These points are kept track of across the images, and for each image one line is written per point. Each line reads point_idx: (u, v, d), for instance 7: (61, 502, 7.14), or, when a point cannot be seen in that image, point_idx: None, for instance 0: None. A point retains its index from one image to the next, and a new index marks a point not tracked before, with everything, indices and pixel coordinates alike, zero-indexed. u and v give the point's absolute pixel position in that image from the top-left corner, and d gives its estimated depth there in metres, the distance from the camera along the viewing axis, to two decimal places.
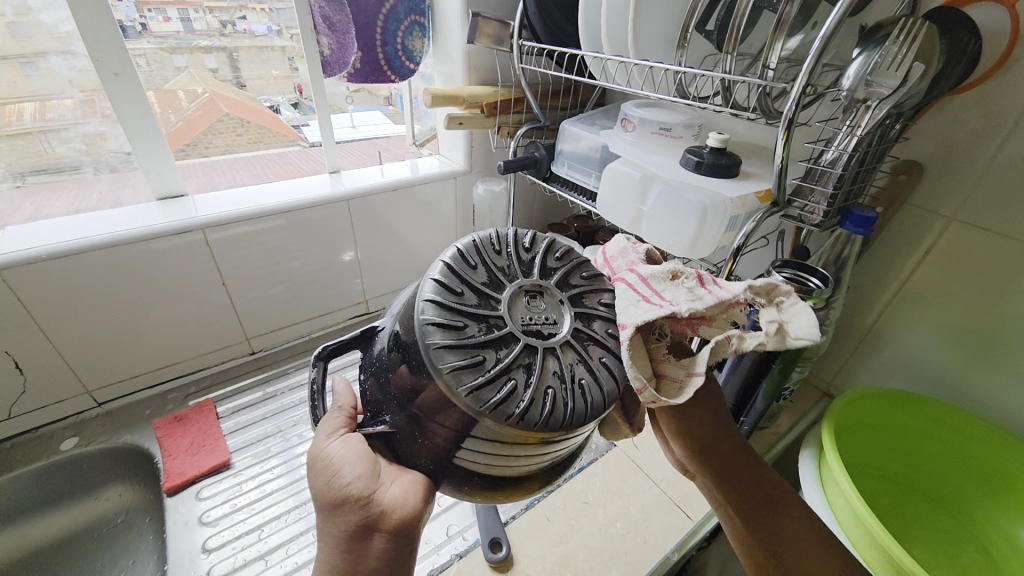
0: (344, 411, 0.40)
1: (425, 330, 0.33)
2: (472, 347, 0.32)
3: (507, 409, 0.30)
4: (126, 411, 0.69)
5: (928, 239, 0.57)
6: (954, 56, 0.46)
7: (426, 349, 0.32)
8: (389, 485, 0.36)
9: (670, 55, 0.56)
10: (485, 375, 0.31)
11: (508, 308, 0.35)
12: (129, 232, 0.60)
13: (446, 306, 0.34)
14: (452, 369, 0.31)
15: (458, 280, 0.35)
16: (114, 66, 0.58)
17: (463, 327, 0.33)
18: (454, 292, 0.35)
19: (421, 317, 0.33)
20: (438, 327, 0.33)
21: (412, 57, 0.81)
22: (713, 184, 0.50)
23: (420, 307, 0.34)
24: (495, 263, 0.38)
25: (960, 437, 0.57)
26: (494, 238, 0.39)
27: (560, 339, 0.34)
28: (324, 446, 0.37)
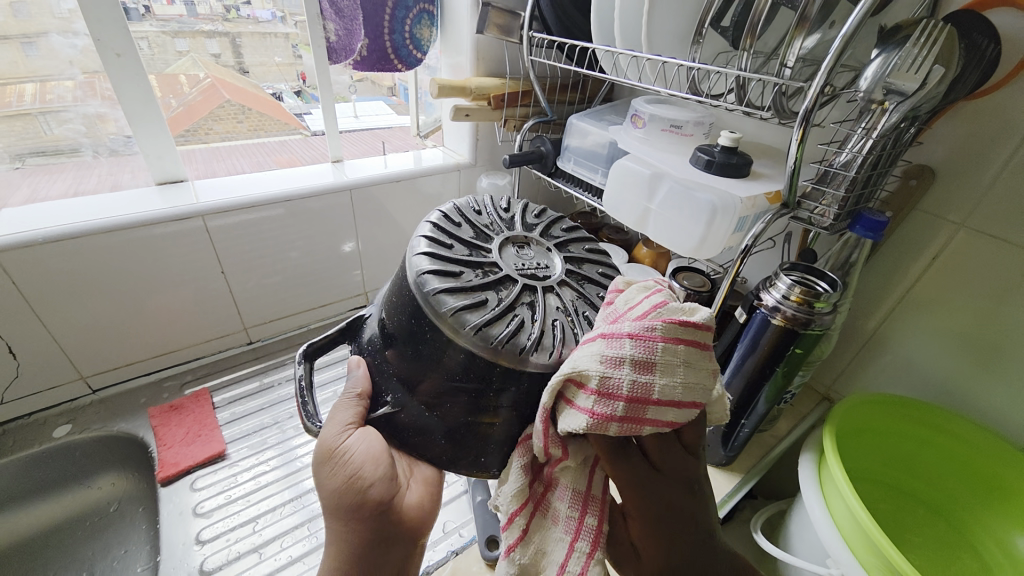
0: (356, 397, 0.39)
1: (424, 279, 0.34)
2: (471, 291, 0.33)
3: (518, 343, 0.31)
4: (121, 399, 0.68)
5: (936, 243, 0.56)
6: (972, 62, 0.45)
7: (427, 296, 0.33)
8: (407, 487, 0.38)
9: (683, 52, 0.55)
10: (489, 314, 0.32)
11: (497, 255, 0.37)
12: (127, 218, 0.59)
13: (439, 256, 0.35)
14: (456, 311, 0.32)
15: (446, 237, 0.37)
16: (116, 46, 0.57)
17: (460, 273, 0.34)
18: (445, 245, 0.36)
19: (416, 269, 0.34)
20: (437, 275, 0.34)
21: (419, 47, 0.80)
22: (724, 184, 0.49)
23: (414, 258, 0.35)
24: (479, 222, 0.40)
25: (959, 444, 0.56)
26: (473, 203, 0.42)
27: (554, 279, 0.36)
28: (341, 440, 0.37)
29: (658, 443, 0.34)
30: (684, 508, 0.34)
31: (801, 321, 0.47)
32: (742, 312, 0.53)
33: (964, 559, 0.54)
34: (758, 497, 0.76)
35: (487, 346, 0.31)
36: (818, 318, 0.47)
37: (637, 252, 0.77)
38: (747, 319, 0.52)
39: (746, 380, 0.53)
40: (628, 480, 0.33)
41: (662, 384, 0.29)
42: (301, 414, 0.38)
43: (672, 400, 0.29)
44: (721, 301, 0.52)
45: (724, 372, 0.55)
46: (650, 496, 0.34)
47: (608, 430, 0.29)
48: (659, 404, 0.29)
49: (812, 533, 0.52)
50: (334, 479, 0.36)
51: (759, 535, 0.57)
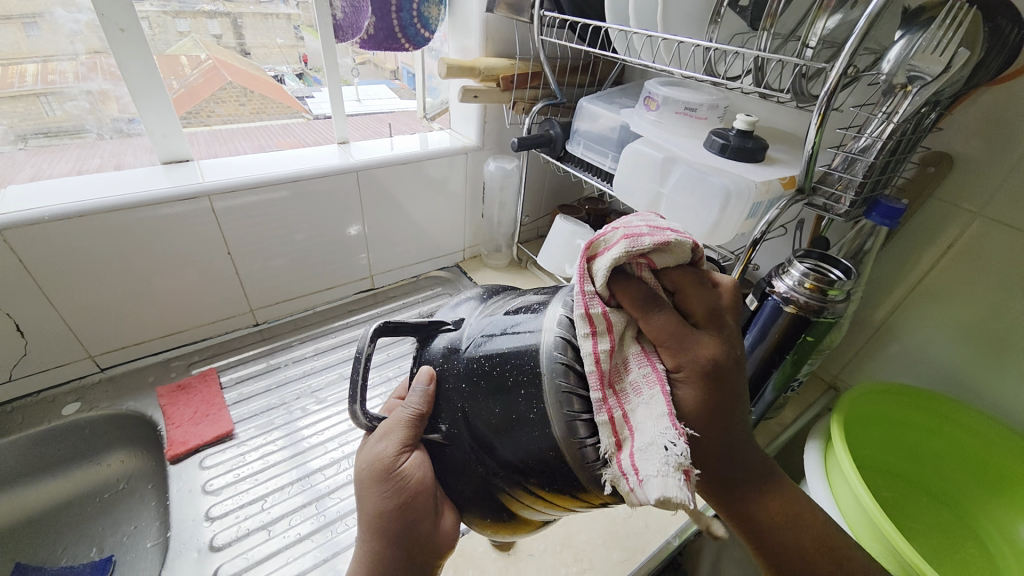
0: (417, 418, 0.34)
1: (556, 368, 0.28)
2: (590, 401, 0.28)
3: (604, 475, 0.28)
4: (129, 378, 0.69)
5: (950, 232, 0.55)
6: (995, 47, 0.43)
7: (550, 388, 0.28)
8: (444, 514, 0.35)
9: (699, 32, 0.53)
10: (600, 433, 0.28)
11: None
12: (133, 197, 0.58)
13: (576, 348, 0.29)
14: (568, 420, 0.28)
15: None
16: (120, 21, 0.56)
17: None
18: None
19: (551, 352, 0.29)
20: (568, 370, 0.28)
21: (427, 25, 0.77)
22: (737, 168, 0.48)
23: (552, 335, 0.30)
24: None
25: (964, 433, 0.56)
26: None
27: None
28: (396, 464, 0.33)
29: (702, 304, 0.31)
30: (735, 369, 0.30)
31: (814, 309, 0.47)
32: (752, 300, 0.52)
33: (966, 547, 0.55)
34: None
35: (581, 459, 0.28)
36: (830, 306, 0.47)
37: None
38: (758, 307, 0.51)
39: (752, 370, 0.53)
40: (677, 331, 0.29)
41: (671, 227, 0.31)
42: (351, 396, 0.35)
43: (681, 233, 0.31)
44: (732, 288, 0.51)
45: None
46: (701, 352, 0.29)
47: (645, 242, 0.28)
48: (677, 233, 0.30)
49: None
50: (384, 501, 0.33)
51: None
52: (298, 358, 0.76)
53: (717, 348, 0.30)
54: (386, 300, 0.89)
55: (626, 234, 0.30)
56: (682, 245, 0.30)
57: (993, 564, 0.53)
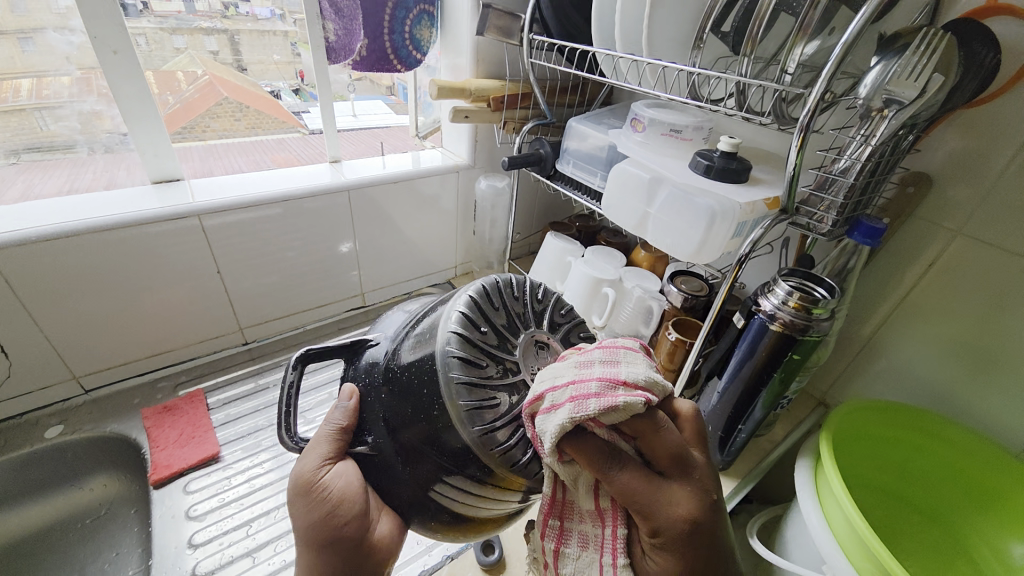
0: (340, 431, 0.36)
1: (448, 364, 0.31)
2: (487, 389, 0.31)
3: (512, 457, 0.30)
4: (114, 399, 0.68)
5: (932, 250, 0.56)
6: (971, 70, 0.45)
7: (446, 382, 0.31)
8: (379, 521, 0.35)
9: (683, 56, 0.55)
10: (498, 419, 0.30)
11: (523, 353, 0.33)
12: (123, 217, 0.58)
13: (470, 341, 0.32)
14: (467, 410, 0.30)
15: (480, 315, 0.34)
16: (113, 43, 0.56)
17: (482, 367, 0.31)
18: (478, 328, 0.33)
19: (444, 349, 0.31)
20: (461, 363, 0.31)
21: (419, 47, 0.80)
22: (722, 189, 0.48)
23: (444, 334, 0.32)
24: (511, 308, 0.36)
25: (953, 451, 0.57)
26: (512, 282, 0.37)
27: None
28: (318, 477, 0.34)
29: (669, 453, 0.30)
30: (703, 521, 0.30)
31: (799, 327, 0.47)
32: (740, 317, 0.53)
33: (960, 566, 0.55)
34: (754, 502, 0.76)
35: (484, 445, 0.30)
36: (815, 324, 0.47)
37: (635, 255, 0.77)
38: (745, 325, 0.52)
39: (740, 386, 0.54)
40: (637, 498, 0.28)
41: (630, 371, 0.28)
42: (280, 424, 0.38)
43: (640, 383, 0.27)
44: (719, 306, 0.52)
45: (722, 377, 0.56)
46: (672, 517, 0.29)
47: (589, 408, 0.26)
48: (633, 387, 0.27)
49: (808, 540, 0.52)
50: (310, 517, 0.33)
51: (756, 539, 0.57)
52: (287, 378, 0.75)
53: (686, 501, 0.30)
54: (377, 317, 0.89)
55: (575, 392, 0.27)
56: (638, 406, 0.26)
57: None
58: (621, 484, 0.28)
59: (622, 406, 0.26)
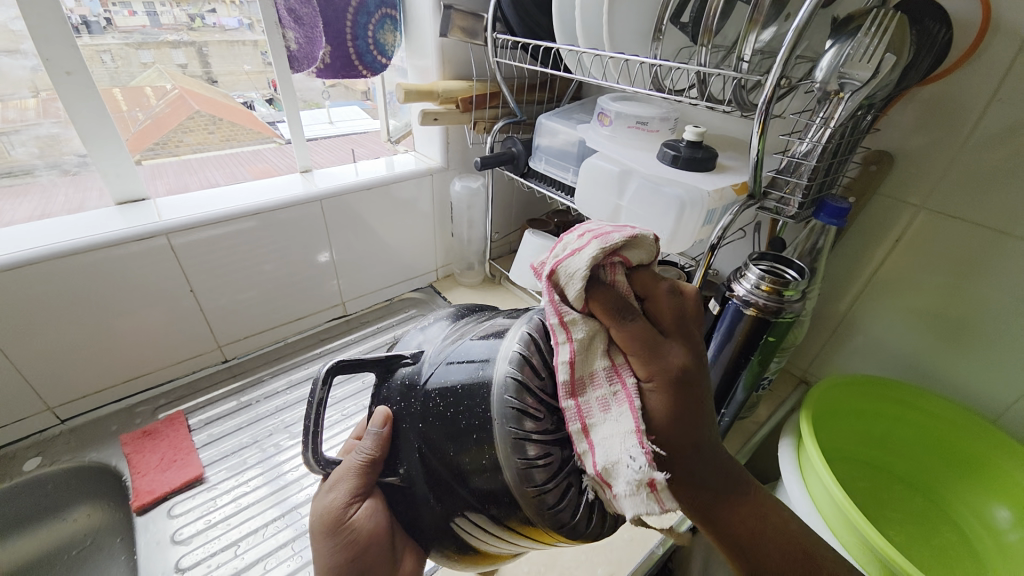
0: (368, 467, 0.36)
1: (507, 417, 0.29)
2: (542, 444, 0.28)
3: (560, 519, 0.28)
4: (92, 427, 0.66)
5: (898, 226, 0.58)
6: (925, 46, 0.46)
7: (504, 434, 0.29)
8: (402, 556, 0.37)
9: (645, 48, 0.55)
10: (549, 480, 0.28)
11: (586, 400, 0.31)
12: (87, 240, 0.57)
13: (529, 389, 0.29)
14: (520, 467, 0.28)
15: (542, 357, 0.31)
16: (66, 64, 0.55)
17: (542, 417, 0.29)
18: (539, 374, 0.30)
19: (501, 399, 0.29)
20: (517, 416, 0.29)
21: (384, 52, 0.79)
22: (689, 178, 0.49)
23: (502, 381, 0.30)
24: None
25: (930, 420, 0.58)
26: None
27: None
28: (347, 515, 0.35)
29: (668, 310, 0.32)
30: (698, 377, 0.31)
31: (772, 310, 0.48)
32: (716, 303, 0.54)
33: (945, 532, 0.56)
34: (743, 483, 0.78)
35: (533, 504, 0.28)
36: (788, 305, 0.48)
37: None
38: (721, 310, 0.53)
39: (722, 372, 0.54)
40: (645, 337, 0.30)
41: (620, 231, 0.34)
42: (304, 442, 0.37)
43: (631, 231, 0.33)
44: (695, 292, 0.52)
45: None
46: (672, 362, 0.30)
47: (615, 239, 0.29)
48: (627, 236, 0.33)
49: None
50: (337, 552, 0.35)
51: None
52: (269, 393, 0.74)
53: (682, 353, 0.31)
54: (360, 326, 0.89)
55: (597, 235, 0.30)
56: (649, 238, 0.31)
57: (972, 551, 0.54)
58: (632, 322, 0.30)
59: (638, 236, 0.31)
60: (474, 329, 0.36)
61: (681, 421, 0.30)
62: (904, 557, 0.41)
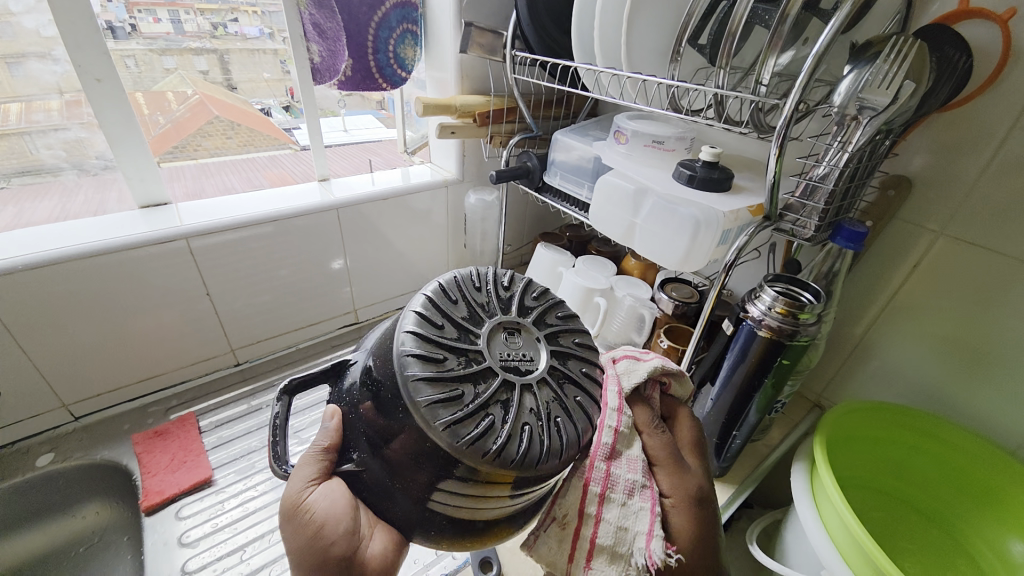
0: (322, 448, 0.35)
1: (409, 365, 0.31)
2: (447, 381, 0.31)
3: (483, 446, 0.29)
4: (105, 426, 0.67)
5: (916, 251, 0.57)
6: (944, 74, 0.46)
7: (403, 380, 0.31)
8: (373, 537, 0.33)
9: (663, 68, 0.56)
10: (462, 410, 0.30)
11: (486, 343, 0.34)
12: (110, 242, 0.58)
13: (426, 337, 0.33)
14: (427, 405, 0.30)
15: (438, 312, 0.35)
16: (97, 71, 0.56)
17: (442, 360, 0.32)
18: (435, 325, 0.34)
19: (402, 350, 0.32)
20: (419, 359, 0.32)
21: (404, 66, 0.81)
22: (705, 199, 0.49)
23: (401, 334, 0.33)
24: (475, 299, 0.37)
25: (947, 449, 0.57)
26: (474, 276, 0.39)
27: (536, 376, 0.33)
28: (303, 498, 0.33)
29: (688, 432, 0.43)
30: (711, 496, 0.40)
31: (787, 332, 0.48)
32: (729, 324, 0.54)
33: (959, 567, 0.55)
34: (754, 506, 0.76)
35: (452, 441, 0.29)
36: (802, 329, 0.47)
37: (625, 263, 0.78)
38: (735, 331, 0.53)
39: (734, 393, 0.54)
40: (672, 451, 0.39)
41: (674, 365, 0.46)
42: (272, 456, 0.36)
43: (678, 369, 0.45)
44: (708, 313, 0.52)
45: (715, 385, 0.56)
46: (691, 478, 0.39)
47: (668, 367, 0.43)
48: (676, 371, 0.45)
49: (806, 544, 0.52)
50: (298, 540, 0.32)
51: (755, 547, 0.57)
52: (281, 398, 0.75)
53: (698, 472, 0.40)
54: None
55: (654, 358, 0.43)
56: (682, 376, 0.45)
57: None
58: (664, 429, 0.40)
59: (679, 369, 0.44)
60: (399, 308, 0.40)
61: (694, 532, 0.37)
62: None
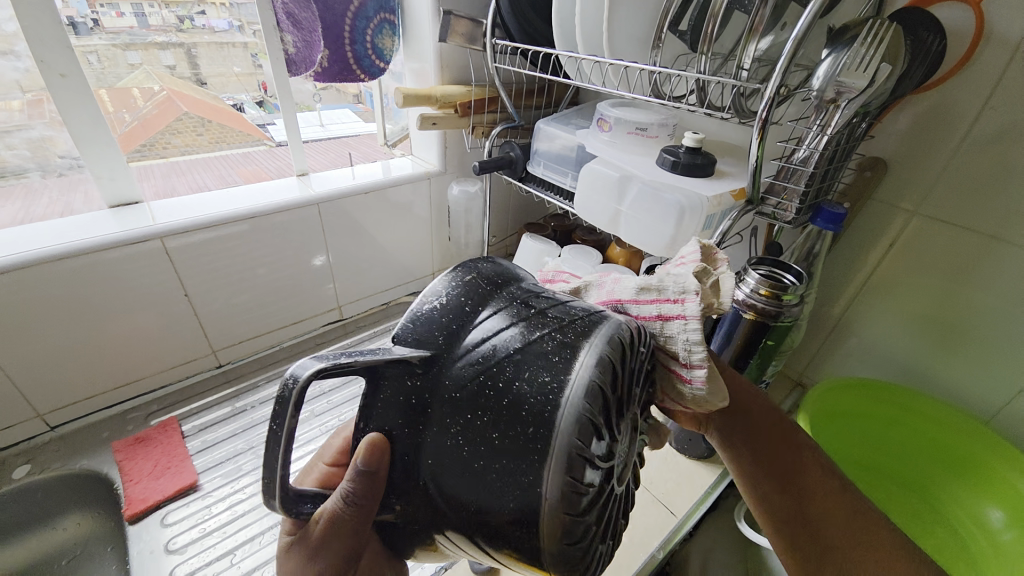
0: (355, 515, 0.28)
1: (572, 465, 0.23)
2: (601, 465, 0.25)
3: (576, 551, 0.24)
4: (82, 435, 0.65)
5: (892, 230, 0.59)
6: (919, 56, 0.47)
7: (560, 471, 0.23)
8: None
9: (644, 55, 0.56)
10: (586, 511, 0.24)
11: (623, 445, 0.27)
12: (82, 243, 0.56)
13: (597, 429, 0.24)
14: (566, 510, 0.23)
15: (613, 381, 0.26)
16: (61, 66, 0.54)
17: (602, 441, 0.25)
18: (599, 434, 0.24)
19: (569, 437, 0.23)
20: (585, 465, 0.24)
21: (381, 56, 0.79)
22: (689, 184, 0.50)
23: (576, 417, 0.24)
24: (628, 377, 0.28)
25: (925, 422, 0.59)
26: (631, 341, 0.28)
27: (627, 485, 0.28)
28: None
29: None
30: None
31: (771, 314, 0.48)
32: (715, 308, 0.55)
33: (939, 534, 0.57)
34: None
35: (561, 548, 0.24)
36: (786, 310, 0.48)
37: (611, 251, 0.78)
38: (720, 315, 0.54)
39: None
40: None
41: None
42: (268, 491, 0.27)
43: None
44: None
45: None
46: None
47: None
48: None
49: None
50: None
51: (744, 523, 0.59)
52: (265, 399, 0.73)
53: None
54: (356, 330, 0.88)
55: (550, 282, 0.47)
56: None
57: (970, 555, 0.54)
58: None
59: None
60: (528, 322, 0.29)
61: None
62: None
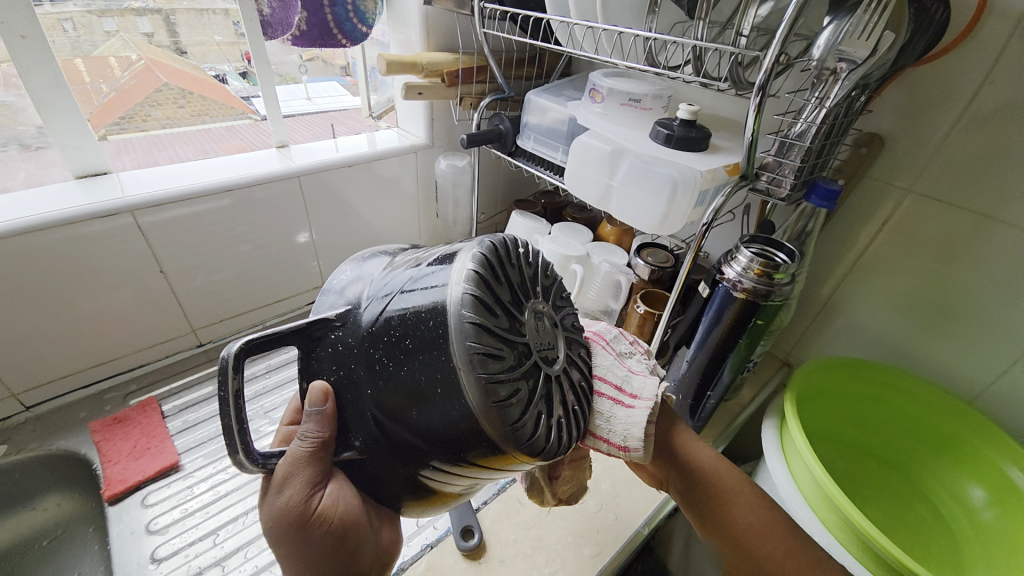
0: (317, 445, 0.30)
1: (467, 336, 0.26)
2: (496, 338, 0.27)
3: (509, 416, 0.26)
4: (58, 416, 0.63)
5: (885, 209, 0.58)
6: (922, 26, 0.45)
7: (461, 349, 0.25)
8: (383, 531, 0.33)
9: (638, 21, 0.53)
10: (503, 372, 0.26)
11: (533, 333, 0.29)
12: (48, 216, 0.53)
13: (484, 302, 0.27)
14: (482, 381, 0.25)
15: (492, 272, 0.28)
16: (20, 27, 0.50)
17: (497, 315, 0.27)
18: (492, 313, 0.27)
19: (460, 312, 0.26)
20: (477, 329, 0.26)
21: (364, 20, 0.74)
22: (682, 157, 0.48)
23: (461, 297, 0.26)
24: (515, 274, 0.31)
25: (907, 401, 0.59)
26: (508, 242, 0.31)
27: (558, 368, 0.31)
28: (312, 506, 0.29)
29: None
30: None
31: (761, 292, 0.48)
32: (705, 286, 0.53)
33: (919, 510, 0.59)
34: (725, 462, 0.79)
35: (495, 423, 0.26)
36: (777, 289, 0.48)
37: (602, 229, 0.77)
38: (710, 293, 0.53)
39: (708, 354, 0.55)
40: None
41: None
42: (238, 448, 0.29)
43: None
44: (684, 277, 0.52)
45: (690, 346, 0.57)
46: None
47: None
48: None
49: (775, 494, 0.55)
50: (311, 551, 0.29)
51: None
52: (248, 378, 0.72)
53: None
54: None
55: None
56: None
57: (949, 531, 0.56)
58: None
59: None
60: (424, 258, 0.31)
61: None
62: (891, 542, 0.41)
